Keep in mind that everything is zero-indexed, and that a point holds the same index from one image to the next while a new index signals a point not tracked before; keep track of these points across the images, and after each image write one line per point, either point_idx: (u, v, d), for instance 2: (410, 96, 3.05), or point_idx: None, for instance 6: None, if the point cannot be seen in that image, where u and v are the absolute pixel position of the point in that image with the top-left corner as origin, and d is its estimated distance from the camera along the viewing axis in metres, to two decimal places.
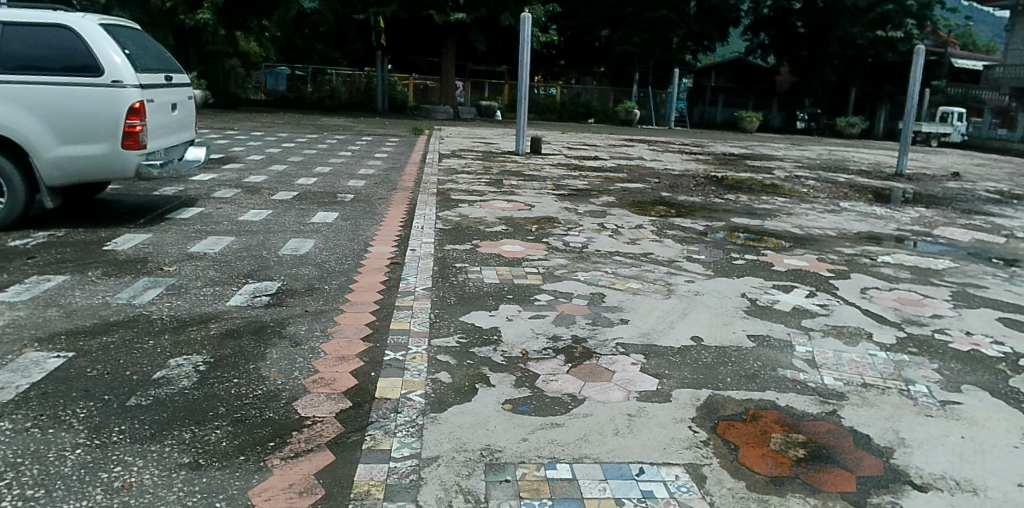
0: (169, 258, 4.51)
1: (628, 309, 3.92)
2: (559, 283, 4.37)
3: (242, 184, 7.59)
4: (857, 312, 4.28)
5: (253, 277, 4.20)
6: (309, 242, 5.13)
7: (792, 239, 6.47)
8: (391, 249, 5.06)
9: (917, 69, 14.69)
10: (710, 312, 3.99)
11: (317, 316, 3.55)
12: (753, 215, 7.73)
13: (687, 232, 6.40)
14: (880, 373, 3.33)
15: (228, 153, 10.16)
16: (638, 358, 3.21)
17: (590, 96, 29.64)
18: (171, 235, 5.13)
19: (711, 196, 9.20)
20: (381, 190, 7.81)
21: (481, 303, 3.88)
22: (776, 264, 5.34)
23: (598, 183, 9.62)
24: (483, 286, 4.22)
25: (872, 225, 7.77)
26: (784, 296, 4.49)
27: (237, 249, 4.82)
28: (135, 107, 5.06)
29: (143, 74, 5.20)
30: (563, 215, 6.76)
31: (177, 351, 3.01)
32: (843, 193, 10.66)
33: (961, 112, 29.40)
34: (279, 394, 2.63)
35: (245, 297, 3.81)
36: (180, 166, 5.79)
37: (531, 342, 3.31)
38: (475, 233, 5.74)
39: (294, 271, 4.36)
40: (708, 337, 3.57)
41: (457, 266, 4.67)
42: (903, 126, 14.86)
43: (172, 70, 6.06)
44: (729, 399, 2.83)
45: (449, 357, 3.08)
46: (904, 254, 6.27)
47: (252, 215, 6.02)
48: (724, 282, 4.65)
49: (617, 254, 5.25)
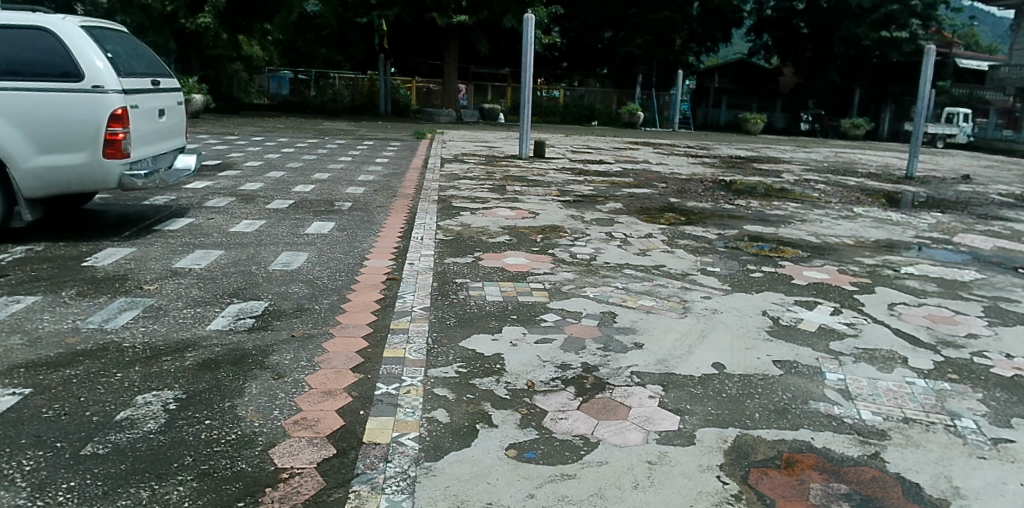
0: (150, 275, 4.23)
1: (642, 331, 3.62)
2: (567, 301, 4.07)
3: (237, 192, 7.34)
4: (888, 332, 3.97)
5: (239, 296, 3.91)
6: (302, 255, 4.85)
7: (809, 249, 6.16)
8: (387, 262, 4.77)
9: (927, 70, 14.33)
10: (731, 334, 3.68)
11: (304, 342, 3.24)
12: (765, 222, 7.44)
13: (699, 240, 6.12)
14: (921, 406, 3.03)
15: (225, 160, 9.92)
16: (656, 390, 2.91)
17: (594, 98, 29.38)
18: (156, 249, 4.84)
19: (721, 201, 8.90)
20: (380, 198, 7.53)
21: (484, 325, 3.58)
22: (795, 278, 5.03)
23: (605, 188, 9.33)
24: (484, 305, 3.92)
25: (889, 232, 7.46)
26: (808, 314, 4.18)
27: (225, 264, 4.54)
28: (118, 114, 4.75)
29: (126, 79, 4.91)
30: (569, 224, 6.47)
31: (147, 386, 2.75)
32: (855, 198, 10.34)
33: (968, 112, 29.03)
34: (255, 439, 2.36)
35: (227, 320, 3.52)
36: (168, 175, 5.50)
37: (537, 372, 3.01)
38: (477, 244, 5.46)
39: (283, 289, 4.06)
40: (731, 364, 3.26)
41: (457, 282, 4.38)
42: (914, 127, 14.51)
43: (161, 75, 5.80)
44: (760, 441, 2.55)
45: (447, 390, 2.79)
46: (927, 264, 5.95)
47: (243, 225, 5.73)
48: (744, 298, 4.36)
49: (628, 267, 4.95)
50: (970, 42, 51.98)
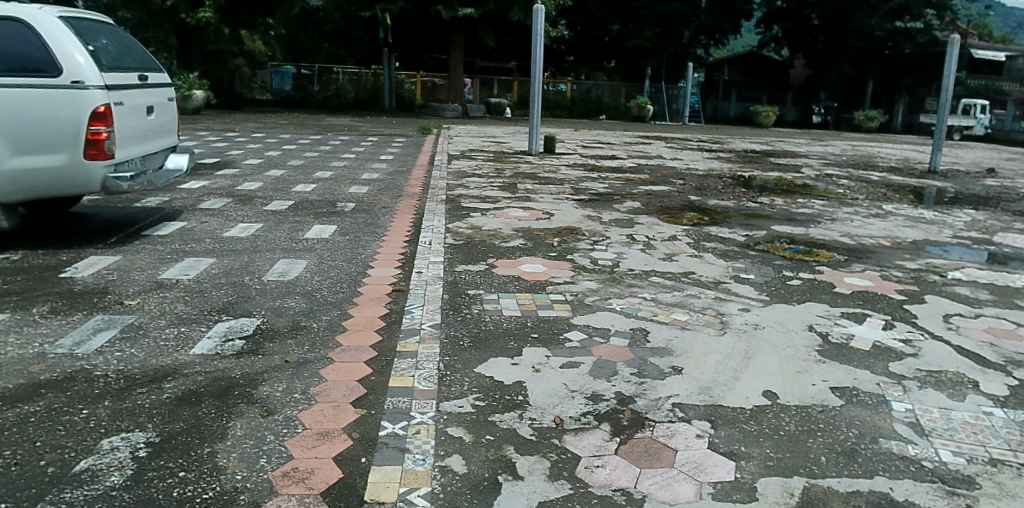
0: (132, 288, 3.86)
1: (680, 352, 3.21)
2: (591, 315, 3.67)
3: (235, 192, 6.98)
4: (951, 351, 3.55)
5: (229, 312, 3.53)
6: (302, 262, 4.49)
7: (845, 251, 5.74)
8: (393, 271, 4.39)
9: (951, 60, 13.78)
10: (779, 355, 3.28)
11: (299, 369, 2.86)
12: (794, 222, 7.01)
13: (727, 243, 5.70)
14: (1007, 443, 2.60)
15: (223, 158, 9.54)
16: (704, 428, 2.51)
17: (601, 92, 29.07)
18: (142, 258, 4.46)
19: (744, 199, 8.47)
20: (384, 198, 7.14)
21: (502, 347, 3.18)
22: (837, 286, 4.62)
23: (620, 186, 8.91)
24: (501, 322, 3.52)
25: (925, 232, 7.02)
26: (858, 329, 3.77)
27: (217, 274, 4.16)
28: (100, 112, 4.39)
29: (111, 75, 4.53)
30: (587, 225, 6.05)
31: (115, 427, 2.37)
32: (882, 194, 9.89)
33: (984, 104, 28.25)
34: (235, 498, 1.97)
35: (213, 342, 3.14)
36: (157, 177, 5.13)
37: (566, 406, 2.61)
38: (490, 249, 5.06)
39: (279, 303, 3.68)
40: (785, 393, 2.87)
41: (470, 293, 3.99)
42: (938, 120, 13.96)
43: (150, 69, 5.43)
44: (833, 495, 2.15)
45: (463, 430, 2.40)
46: (974, 268, 5.50)
47: (239, 229, 5.36)
48: (786, 310, 3.96)
49: (654, 275, 4.54)
50: (987, 32, 50.82)
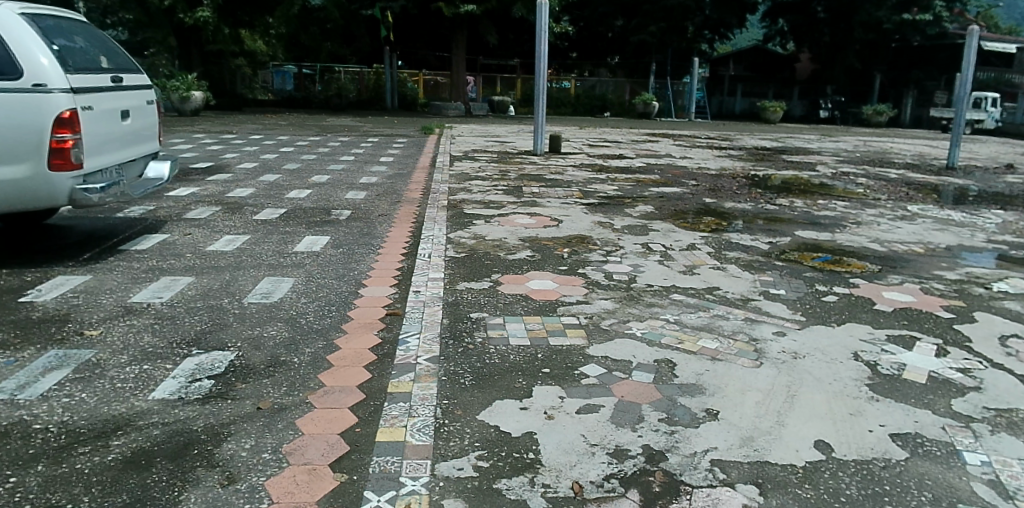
0: (96, 315, 3.43)
1: (713, 391, 2.80)
2: (609, 344, 3.26)
3: (224, 199, 6.59)
4: (1018, 382, 3.11)
5: (201, 345, 3.11)
6: (288, 281, 4.09)
7: (877, 260, 5.31)
8: (389, 290, 3.99)
9: (970, 52, 13.24)
10: (826, 394, 2.87)
11: (272, 419, 2.45)
12: (818, 226, 6.59)
13: (750, 252, 5.28)
14: None
15: (217, 162, 9.16)
16: (750, 496, 2.09)
17: (606, 88, 28.87)
18: (114, 277, 4.05)
19: (761, 201, 8.05)
20: (383, 204, 6.75)
21: (508, 386, 2.77)
22: (876, 302, 4.18)
23: (631, 188, 8.50)
24: (507, 354, 3.10)
25: (957, 236, 6.57)
26: (909, 356, 3.35)
27: (193, 297, 3.74)
28: (65, 117, 3.98)
29: (78, 76, 4.14)
30: (598, 233, 5.66)
31: (43, 501, 1.96)
32: (905, 194, 9.42)
33: (995, 96, 27.41)
34: None
35: (178, 383, 2.74)
36: (133, 187, 4.74)
37: (585, 467, 2.20)
38: (495, 262, 4.65)
39: (258, 333, 3.27)
40: (839, 444, 2.46)
41: (472, 317, 3.57)
42: (957, 114, 13.43)
43: (128, 71, 5.04)
44: None
45: (462, 504, 1.98)
46: (1018, 278, 5.05)
47: (223, 242, 4.94)
48: (825, 334, 3.56)
49: (675, 292, 4.12)
50: (994, 24, 49.37)
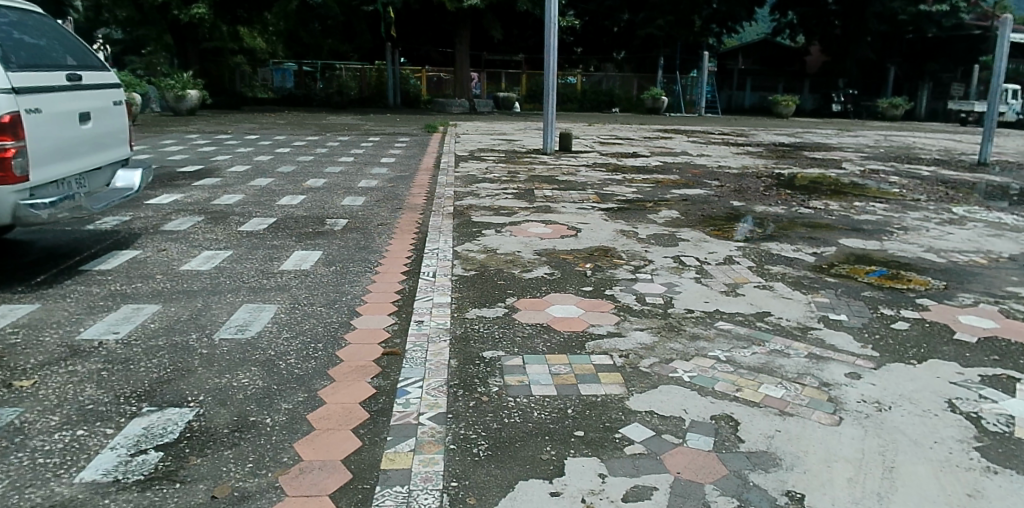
0: (33, 359, 2.86)
1: (792, 464, 2.22)
2: (653, 393, 2.67)
3: (209, 207, 6.03)
4: None
5: (154, 400, 2.54)
6: (270, 309, 3.52)
7: (941, 274, 4.70)
8: (388, 321, 3.41)
9: (1003, 42, 12.48)
10: (932, 464, 2.28)
11: None
12: (862, 233, 5.99)
13: (796, 266, 4.69)
14: None
15: (207, 164, 8.62)
16: None
17: (613, 83, 28.12)
18: (67, 305, 3.49)
19: (793, 203, 7.45)
20: (383, 211, 6.18)
21: (529, 458, 2.19)
22: (956, 331, 3.57)
23: (651, 190, 7.91)
24: (530, 410, 2.51)
25: (1016, 242, 5.96)
26: (1016, 405, 2.75)
27: (155, 332, 3.17)
28: (5, 122, 3.39)
29: (20, 75, 3.54)
30: (622, 244, 5.07)
31: None
32: (944, 193, 8.77)
33: (1017, 89, 26.63)
34: None
35: (116, 457, 2.17)
36: (94, 199, 4.17)
37: None
38: (509, 283, 4.07)
39: (227, 382, 2.69)
40: None
41: (485, 357, 2.98)
42: (989, 107, 12.70)
43: (88, 66, 4.44)
44: None
45: None
46: None
47: (200, 260, 4.38)
48: (908, 377, 2.96)
49: (721, 320, 3.54)
50: None
